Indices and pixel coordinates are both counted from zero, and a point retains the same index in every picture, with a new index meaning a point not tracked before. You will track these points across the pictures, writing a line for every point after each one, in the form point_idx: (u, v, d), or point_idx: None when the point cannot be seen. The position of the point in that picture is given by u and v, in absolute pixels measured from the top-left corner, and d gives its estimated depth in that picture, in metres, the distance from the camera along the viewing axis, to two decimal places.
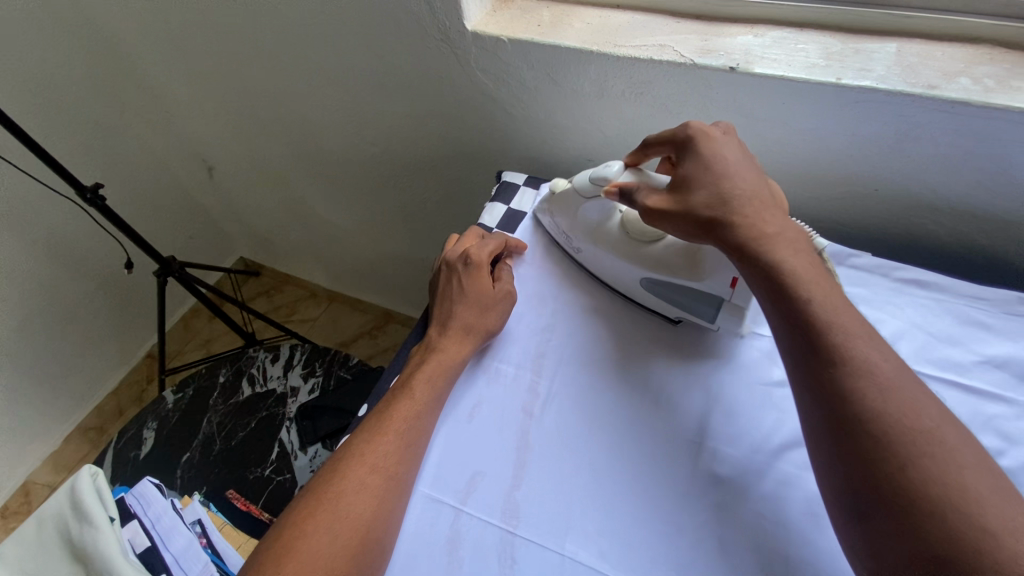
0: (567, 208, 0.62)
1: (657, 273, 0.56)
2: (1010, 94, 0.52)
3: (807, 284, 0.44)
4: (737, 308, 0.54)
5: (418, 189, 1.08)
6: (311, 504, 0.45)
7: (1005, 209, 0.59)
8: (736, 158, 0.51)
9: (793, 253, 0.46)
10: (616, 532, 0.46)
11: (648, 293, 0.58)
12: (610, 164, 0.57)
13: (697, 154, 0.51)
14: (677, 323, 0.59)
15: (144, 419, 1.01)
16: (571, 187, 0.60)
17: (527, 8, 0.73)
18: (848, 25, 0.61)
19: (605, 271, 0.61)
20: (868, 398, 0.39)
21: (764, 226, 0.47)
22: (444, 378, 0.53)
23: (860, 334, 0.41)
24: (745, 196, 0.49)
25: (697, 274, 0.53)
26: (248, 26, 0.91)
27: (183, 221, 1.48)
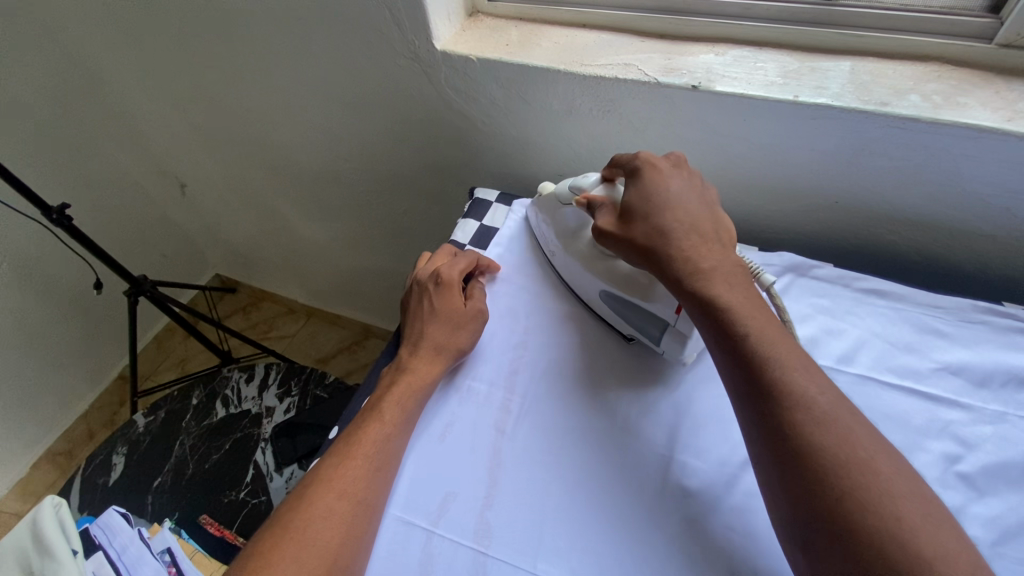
0: (551, 212, 0.65)
1: (615, 288, 0.58)
2: (957, 110, 0.54)
3: (743, 316, 0.45)
4: (680, 334, 0.54)
5: (394, 205, 1.08)
6: (278, 534, 0.44)
7: (958, 219, 0.61)
8: (678, 191, 0.53)
9: (728, 287, 0.47)
10: (588, 549, 0.46)
11: (607, 305, 0.60)
12: (589, 176, 0.61)
13: (640, 187, 0.54)
14: (630, 341, 0.60)
15: (113, 445, 0.98)
16: (554, 191, 0.65)
17: (496, 27, 0.74)
18: (804, 44, 0.63)
19: (571, 279, 0.63)
20: (808, 433, 0.39)
21: (699, 261, 0.49)
22: (415, 398, 0.53)
23: (795, 367, 0.42)
24: (684, 229, 0.51)
25: (648, 296, 0.55)
26: (218, 45, 0.91)
27: (156, 239, 1.46)
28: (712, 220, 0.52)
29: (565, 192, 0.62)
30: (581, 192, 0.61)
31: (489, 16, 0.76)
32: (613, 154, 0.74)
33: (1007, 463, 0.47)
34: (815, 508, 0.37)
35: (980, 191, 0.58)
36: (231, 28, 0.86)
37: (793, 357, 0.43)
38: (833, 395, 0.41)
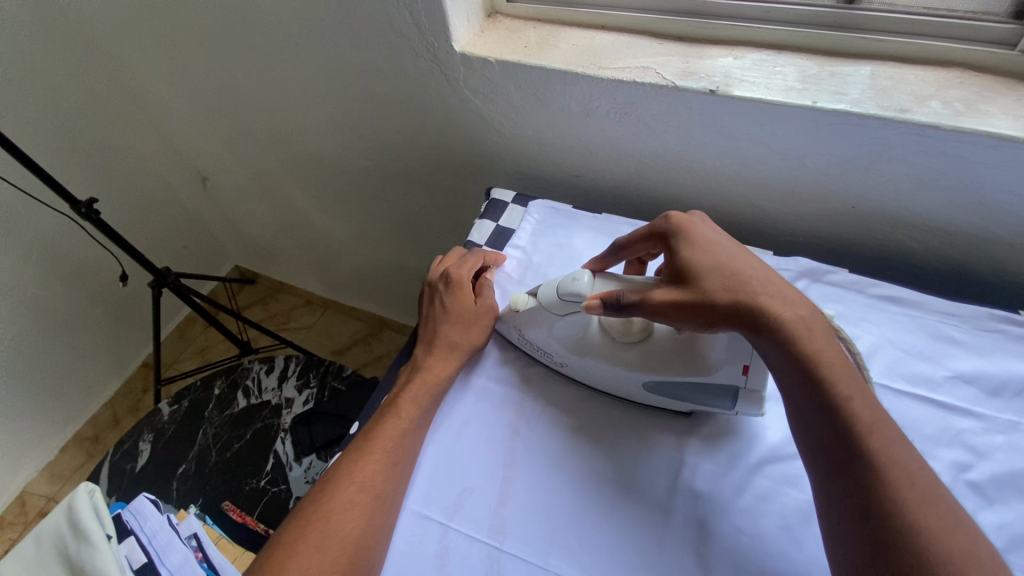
0: (537, 325, 0.56)
1: (667, 373, 0.51)
2: (978, 118, 0.53)
3: (840, 379, 0.43)
4: (753, 394, 0.50)
5: (409, 201, 1.09)
6: (303, 523, 0.46)
7: (977, 226, 0.61)
8: (734, 245, 0.51)
9: (825, 344, 0.44)
10: (598, 545, 0.48)
11: (658, 393, 0.53)
12: (576, 276, 0.52)
13: (697, 239, 0.51)
14: (689, 416, 0.54)
15: (139, 432, 1.02)
16: (536, 303, 0.55)
17: (514, 28, 0.75)
18: (823, 49, 0.63)
19: (596, 378, 0.55)
20: (919, 507, 0.38)
21: (796, 314, 0.46)
22: (432, 397, 0.55)
23: (892, 435, 0.41)
24: (766, 284, 0.48)
25: (708, 369, 0.50)
26: (240, 43, 0.92)
27: (179, 231, 1.49)
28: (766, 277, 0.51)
29: (556, 301, 0.53)
30: (581, 298, 0.52)
31: (507, 17, 0.77)
32: (629, 156, 0.75)
33: (1017, 473, 0.48)
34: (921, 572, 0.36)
35: (999, 199, 0.57)
36: (255, 29, 0.88)
37: (890, 425, 0.41)
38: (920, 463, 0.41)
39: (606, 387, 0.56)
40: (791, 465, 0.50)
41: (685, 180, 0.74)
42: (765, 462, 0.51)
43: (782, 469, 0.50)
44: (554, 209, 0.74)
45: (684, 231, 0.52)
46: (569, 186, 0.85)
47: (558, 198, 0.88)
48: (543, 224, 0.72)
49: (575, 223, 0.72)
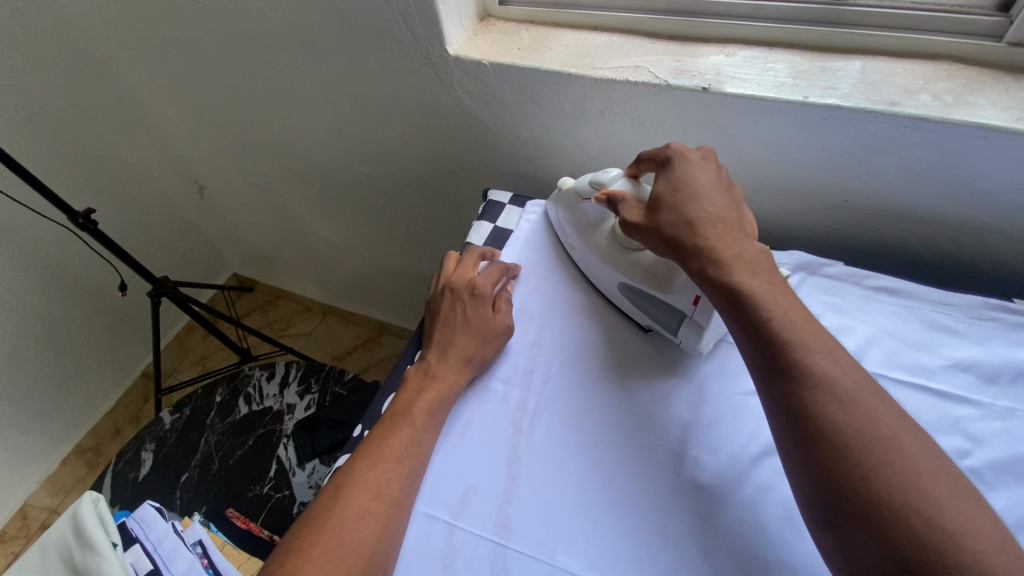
0: (569, 207, 0.67)
1: (632, 280, 0.59)
2: (967, 109, 0.54)
3: (764, 301, 0.46)
4: (696, 326, 0.55)
5: (406, 205, 1.09)
6: (313, 533, 0.46)
7: (970, 216, 0.61)
8: (702, 178, 0.54)
9: (750, 273, 0.48)
10: (604, 542, 0.48)
11: (625, 298, 0.62)
12: (608, 172, 0.63)
13: (668, 174, 0.56)
14: (648, 332, 0.62)
15: (142, 441, 1.03)
16: (575, 187, 0.66)
17: (507, 31, 0.76)
18: (813, 45, 0.64)
19: (589, 269, 0.65)
20: (826, 410, 0.41)
21: (725, 249, 0.50)
22: (442, 403, 0.55)
23: (817, 348, 0.43)
24: (709, 217, 0.52)
25: (666, 287, 0.57)
26: (235, 52, 0.93)
27: (176, 240, 1.49)
28: (732, 205, 0.53)
29: (586, 188, 0.64)
30: (602, 188, 0.62)
31: (500, 20, 0.78)
32: (625, 155, 0.75)
33: (1016, 458, 0.48)
34: (825, 479, 0.39)
35: (990, 189, 0.58)
36: (248, 36, 0.88)
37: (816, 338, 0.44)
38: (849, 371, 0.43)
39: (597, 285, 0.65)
40: None
41: None
42: (766, 453, 0.51)
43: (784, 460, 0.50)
44: None
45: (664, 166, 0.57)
46: None
47: None
48: (541, 224, 0.73)
49: None
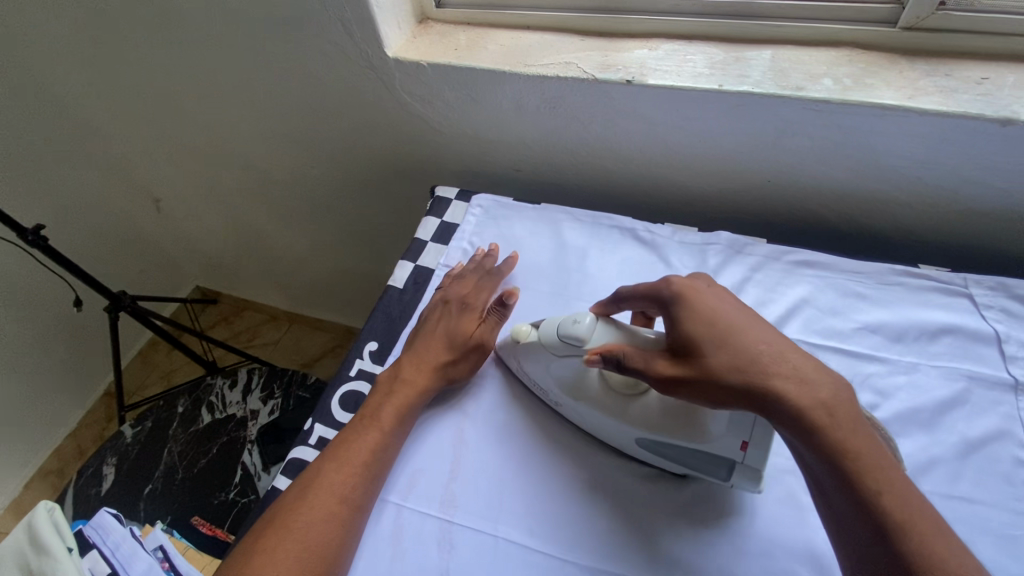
0: (534, 361, 0.55)
1: (658, 434, 0.48)
2: (864, 91, 0.59)
3: (867, 463, 0.39)
4: (752, 472, 0.47)
5: (361, 207, 1.11)
6: (272, 528, 0.47)
7: (878, 191, 0.66)
8: (738, 310, 0.47)
9: (846, 425, 0.40)
10: (543, 509, 0.51)
11: (649, 453, 0.51)
12: (577, 317, 0.52)
13: (690, 309, 0.48)
14: (684, 478, 0.51)
15: (103, 456, 1.02)
16: (536, 338, 0.55)
17: (445, 32, 0.78)
18: (729, 36, 0.68)
19: (588, 424, 0.53)
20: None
21: (816, 393, 0.41)
22: (410, 410, 0.55)
23: (926, 522, 0.37)
24: (781, 358, 0.44)
25: (703, 437, 0.47)
26: (180, 62, 0.93)
27: (134, 254, 1.46)
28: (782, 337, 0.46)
29: (554, 341, 0.53)
30: (580, 343, 0.51)
31: (438, 22, 0.80)
32: (563, 147, 0.78)
33: (917, 407, 0.53)
34: None
35: (893, 164, 0.63)
36: (190, 46, 0.89)
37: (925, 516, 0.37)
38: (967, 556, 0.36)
39: (597, 434, 0.54)
40: None
41: (618, 167, 0.78)
42: None
43: None
44: (497, 202, 0.76)
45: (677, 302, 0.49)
46: (512, 180, 0.88)
47: (503, 193, 0.92)
48: (485, 216, 0.75)
49: (517, 213, 0.75)
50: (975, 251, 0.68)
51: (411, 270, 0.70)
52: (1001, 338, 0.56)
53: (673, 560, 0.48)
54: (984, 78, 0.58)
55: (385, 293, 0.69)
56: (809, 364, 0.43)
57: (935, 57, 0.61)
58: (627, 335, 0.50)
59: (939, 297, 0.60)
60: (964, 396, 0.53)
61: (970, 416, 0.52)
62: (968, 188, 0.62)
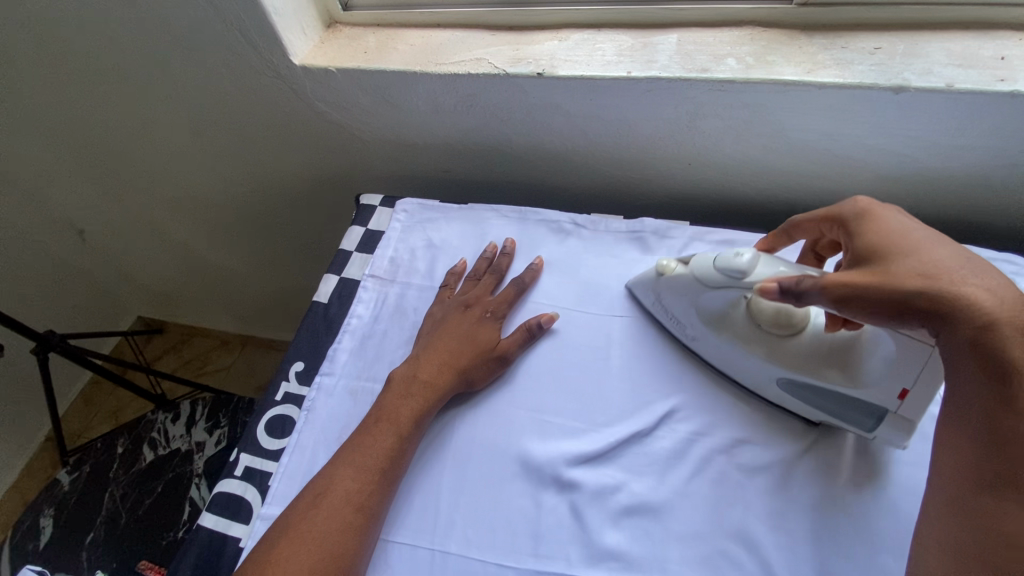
0: (681, 294, 0.55)
1: (803, 374, 0.49)
2: (766, 69, 0.59)
3: None
4: (902, 421, 0.46)
5: (295, 221, 1.08)
6: (278, 546, 0.45)
7: (791, 164, 0.68)
8: (933, 235, 0.44)
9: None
10: (480, 517, 0.49)
11: (788, 395, 0.51)
12: (739, 252, 0.50)
13: (877, 227, 0.46)
14: (817, 426, 0.51)
15: (39, 508, 0.97)
16: (687, 271, 0.54)
17: (354, 35, 0.76)
18: (636, 23, 0.68)
19: (721, 360, 0.54)
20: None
21: (1013, 316, 0.37)
22: (428, 413, 0.53)
23: None
24: (976, 277, 0.39)
25: (856, 381, 0.46)
26: (79, 85, 0.87)
27: (66, 290, 1.36)
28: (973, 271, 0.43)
29: (713, 275, 0.51)
30: (738, 275, 0.49)
31: (347, 25, 0.77)
32: (486, 145, 0.77)
33: None
34: None
35: (801, 138, 0.64)
36: (88, 69, 0.83)
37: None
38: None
39: (725, 369, 0.54)
40: (648, 408, 0.54)
41: (544, 159, 0.77)
42: (626, 411, 0.54)
43: (642, 415, 0.53)
44: (422, 205, 0.74)
45: (861, 223, 0.48)
46: (440, 181, 0.87)
47: (433, 195, 0.90)
48: (411, 219, 0.73)
49: (443, 215, 0.73)
50: None
51: (336, 283, 0.68)
52: None
53: (612, 552, 0.47)
54: (877, 48, 0.59)
55: (310, 309, 0.67)
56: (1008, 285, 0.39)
57: (831, 31, 0.62)
58: (798, 272, 0.47)
59: None
60: None
61: None
62: (873, 156, 0.64)
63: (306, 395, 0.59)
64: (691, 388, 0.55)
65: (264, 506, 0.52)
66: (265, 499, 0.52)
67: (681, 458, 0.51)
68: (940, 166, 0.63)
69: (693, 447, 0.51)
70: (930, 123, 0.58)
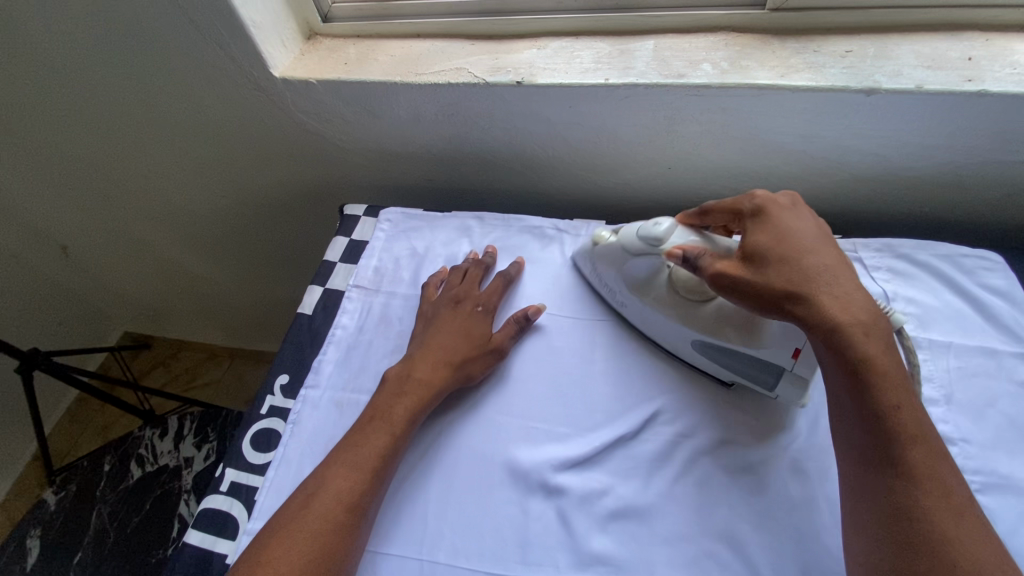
0: (611, 264, 0.59)
1: (713, 336, 0.53)
2: (741, 74, 0.60)
3: (885, 388, 0.42)
4: (799, 378, 0.51)
5: (281, 232, 1.07)
6: (268, 550, 0.44)
7: (769, 166, 0.69)
8: (816, 237, 0.50)
9: (880, 348, 0.43)
10: (468, 524, 0.49)
11: (701, 355, 0.55)
12: (657, 222, 0.55)
13: (770, 223, 0.51)
14: (729, 387, 0.55)
15: (25, 529, 0.96)
16: (617, 242, 0.59)
17: (334, 47, 0.76)
18: (613, 30, 0.69)
19: (647, 325, 0.58)
20: (941, 519, 0.38)
21: (856, 319, 0.44)
22: (422, 412, 0.53)
23: (933, 451, 0.40)
24: (834, 284, 0.46)
25: (757, 342, 0.51)
26: (59, 101, 0.87)
27: (51, 307, 1.34)
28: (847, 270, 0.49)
29: (635, 243, 0.56)
30: (659, 243, 0.54)
31: (327, 37, 0.78)
32: (468, 153, 0.78)
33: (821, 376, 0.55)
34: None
35: (777, 140, 0.65)
36: (67, 85, 0.83)
37: (935, 443, 0.41)
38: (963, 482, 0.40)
39: (650, 333, 0.59)
40: (634, 413, 0.54)
41: (526, 166, 0.78)
42: (613, 415, 0.54)
43: (628, 419, 0.54)
44: (406, 215, 0.75)
45: (759, 219, 0.52)
46: (424, 189, 0.87)
47: (418, 203, 0.90)
48: (395, 229, 0.73)
49: (427, 224, 0.74)
50: (865, 214, 0.72)
51: (320, 294, 0.68)
52: (889, 296, 0.59)
53: (599, 556, 0.47)
54: (848, 51, 0.61)
55: (294, 321, 0.66)
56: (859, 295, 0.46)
57: (804, 35, 0.63)
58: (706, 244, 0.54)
59: None
60: None
61: None
62: (848, 157, 0.65)
63: (291, 408, 0.59)
64: (676, 391, 0.55)
65: (250, 521, 0.51)
66: (251, 514, 0.52)
67: (667, 461, 0.51)
68: (913, 165, 0.64)
69: (678, 449, 0.52)
70: (902, 124, 0.60)
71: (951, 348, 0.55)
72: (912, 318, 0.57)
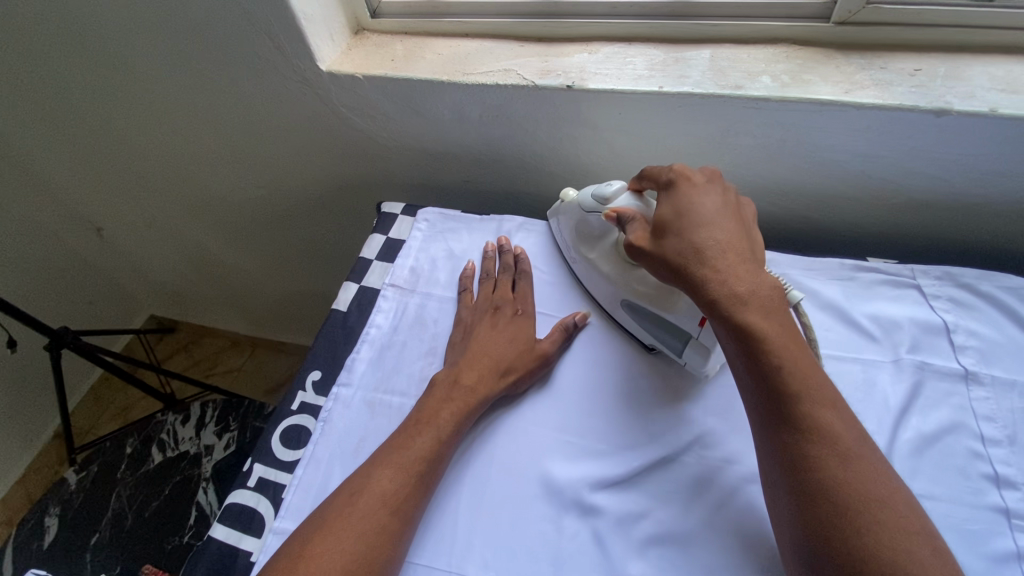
0: (572, 218, 0.64)
1: (637, 299, 0.56)
2: (802, 87, 0.58)
3: (772, 348, 0.43)
4: (702, 346, 0.53)
5: (314, 225, 1.07)
6: (311, 544, 0.43)
7: (821, 186, 0.66)
8: (713, 207, 0.51)
9: (765, 315, 0.45)
10: (503, 541, 0.47)
11: (628, 316, 0.58)
12: (611, 184, 0.60)
13: (673, 206, 0.52)
14: (651, 351, 0.58)
15: (46, 506, 0.96)
16: (576, 200, 0.63)
17: (381, 43, 0.76)
18: (669, 37, 0.67)
19: (591, 284, 0.62)
20: (829, 466, 0.39)
21: (735, 288, 0.46)
22: (468, 418, 0.52)
23: (827, 404, 0.42)
24: (720, 255, 0.48)
25: (670, 308, 0.54)
26: (105, 81, 0.87)
27: (81, 287, 1.36)
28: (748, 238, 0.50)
29: (589, 201, 0.61)
30: (607, 203, 0.59)
31: (375, 32, 0.77)
32: (510, 155, 0.76)
33: (877, 407, 0.52)
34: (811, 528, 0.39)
35: (836, 158, 0.62)
36: (113, 65, 0.83)
37: (825, 393, 0.42)
38: (857, 430, 0.41)
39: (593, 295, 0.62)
40: (675, 436, 0.52)
41: (567, 171, 0.76)
42: (655, 436, 0.52)
43: (671, 442, 0.51)
44: (444, 215, 0.74)
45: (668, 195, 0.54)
46: (461, 190, 0.86)
47: (453, 202, 0.89)
48: (434, 229, 0.72)
49: (464, 226, 0.72)
50: (921, 239, 0.69)
51: (355, 291, 0.67)
52: (949, 328, 0.56)
53: None
54: (917, 69, 0.58)
55: (329, 317, 0.65)
56: (748, 264, 0.47)
57: (869, 50, 0.61)
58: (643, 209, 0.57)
59: (888, 289, 0.61)
60: (916, 389, 0.53)
61: (925, 409, 0.52)
62: (910, 180, 0.62)
63: (322, 405, 0.58)
64: (721, 413, 0.53)
65: (277, 520, 0.50)
66: (278, 512, 0.51)
67: (707, 487, 0.49)
68: (977, 191, 0.61)
69: (718, 477, 0.49)
70: (973, 147, 0.57)
71: (1016, 386, 0.52)
72: (973, 352, 0.54)
